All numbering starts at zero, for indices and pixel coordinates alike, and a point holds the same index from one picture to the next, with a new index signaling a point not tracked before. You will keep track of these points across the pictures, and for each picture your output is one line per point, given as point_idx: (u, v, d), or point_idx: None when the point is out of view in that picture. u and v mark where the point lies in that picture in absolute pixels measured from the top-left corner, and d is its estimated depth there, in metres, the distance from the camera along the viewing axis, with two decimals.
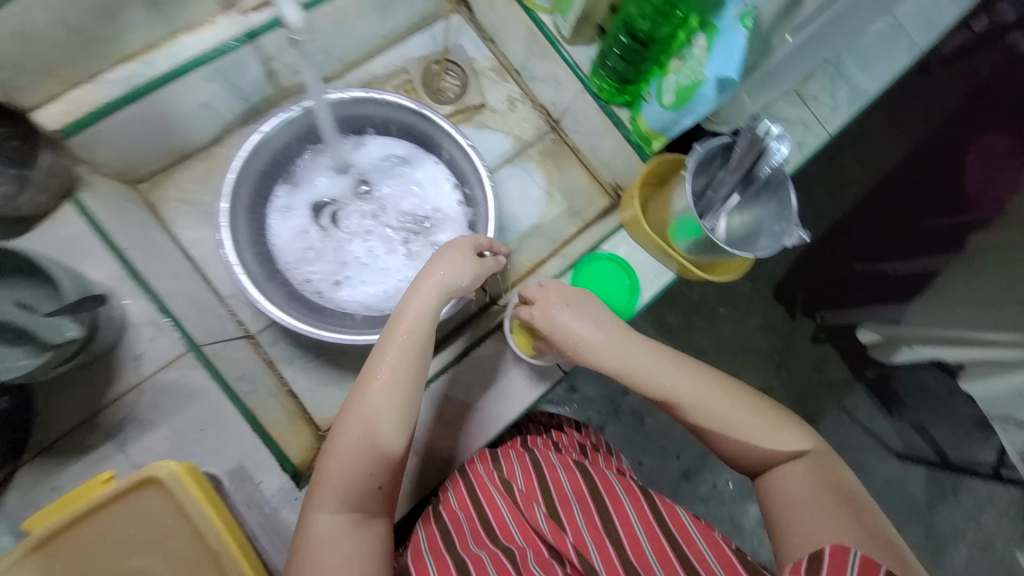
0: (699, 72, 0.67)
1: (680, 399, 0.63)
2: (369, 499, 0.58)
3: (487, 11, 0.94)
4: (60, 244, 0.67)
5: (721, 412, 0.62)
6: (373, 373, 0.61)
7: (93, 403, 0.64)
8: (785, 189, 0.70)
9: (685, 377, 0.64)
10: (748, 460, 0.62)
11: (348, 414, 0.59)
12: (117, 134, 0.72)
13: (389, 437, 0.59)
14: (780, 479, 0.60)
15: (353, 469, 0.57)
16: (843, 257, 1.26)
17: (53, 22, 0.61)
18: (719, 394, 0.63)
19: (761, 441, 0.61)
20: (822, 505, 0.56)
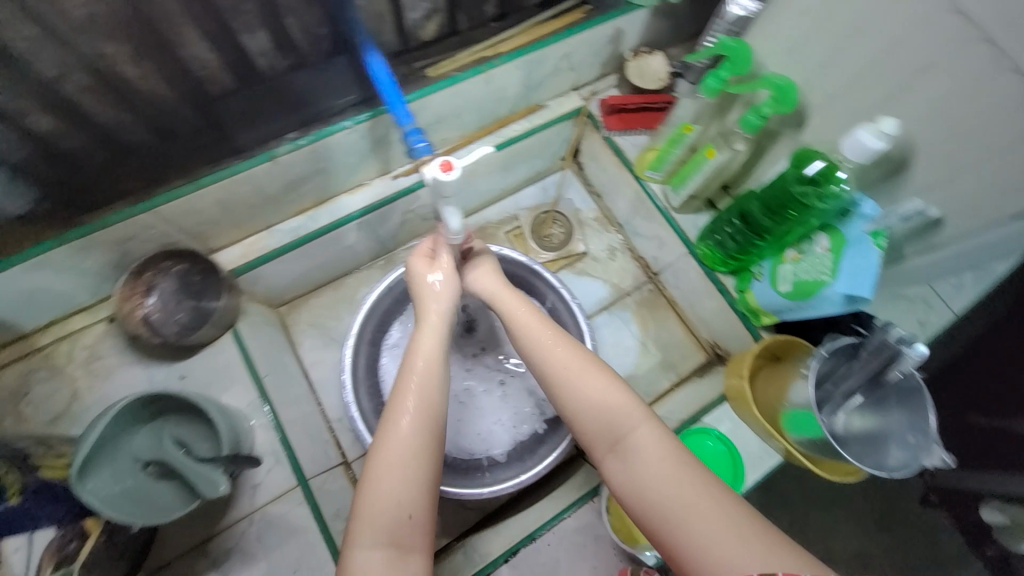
0: (824, 274, 0.66)
1: (536, 356, 0.58)
2: (405, 535, 0.49)
3: (598, 172, 1.03)
4: (216, 370, 0.77)
5: (568, 371, 0.55)
6: (404, 393, 0.54)
7: (207, 529, 0.69)
8: (921, 400, 0.64)
9: (530, 328, 0.60)
10: (593, 436, 0.53)
11: (381, 433, 0.52)
12: (276, 272, 0.85)
13: (421, 461, 0.51)
14: (629, 455, 0.51)
15: (388, 490, 0.49)
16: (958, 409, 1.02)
17: (254, 192, 0.73)
18: (556, 346, 0.57)
19: (603, 405, 0.53)
20: (679, 491, 0.47)
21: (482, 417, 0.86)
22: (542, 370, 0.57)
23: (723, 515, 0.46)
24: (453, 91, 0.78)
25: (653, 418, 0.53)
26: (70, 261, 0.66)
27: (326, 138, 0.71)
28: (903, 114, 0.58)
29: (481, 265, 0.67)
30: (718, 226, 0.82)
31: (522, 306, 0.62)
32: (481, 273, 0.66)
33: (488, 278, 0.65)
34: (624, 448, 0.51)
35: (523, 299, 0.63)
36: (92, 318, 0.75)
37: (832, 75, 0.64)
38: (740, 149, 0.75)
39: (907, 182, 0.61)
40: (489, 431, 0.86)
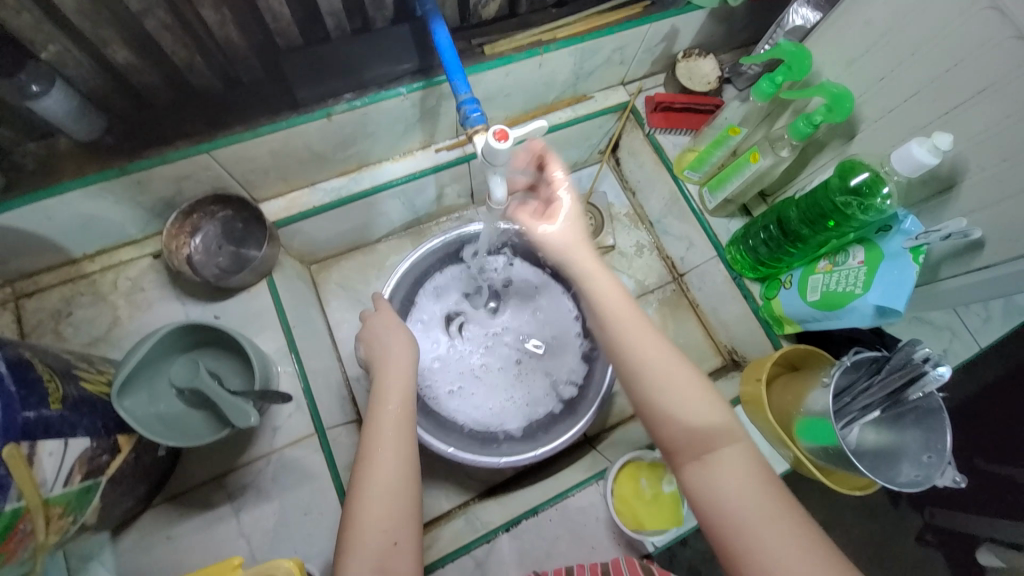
0: (854, 286, 0.66)
1: (624, 352, 0.55)
2: (392, 559, 0.51)
3: (635, 169, 1.04)
4: (248, 314, 0.79)
5: (666, 377, 0.53)
6: (382, 425, 0.58)
7: (225, 464, 0.71)
8: (940, 422, 0.64)
9: (626, 323, 0.56)
10: (680, 444, 0.52)
11: (362, 467, 0.55)
12: (313, 229, 0.87)
13: (401, 494, 0.54)
14: (716, 471, 0.50)
15: (377, 518, 0.52)
16: (964, 454, 1.13)
17: (304, 147, 0.76)
18: (649, 345, 0.55)
19: (694, 417, 0.52)
20: (768, 519, 0.47)
21: (498, 393, 0.88)
22: (628, 366, 0.55)
23: (801, 547, 0.45)
24: (506, 71, 0.79)
25: (743, 438, 0.52)
26: (127, 192, 0.68)
27: (380, 103, 0.73)
28: (957, 134, 0.58)
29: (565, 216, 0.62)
30: (752, 232, 0.83)
31: (613, 291, 0.58)
32: (565, 232, 0.61)
33: (579, 250, 0.60)
34: (710, 460, 0.50)
35: (612, 279, 0.59)
36: (140, 252, 0.78)
37: (888, 89, 0.64)
38: (784, 155, 0.75)
39: (954, 201, 0.62)
40: (504, 407, 0.87)
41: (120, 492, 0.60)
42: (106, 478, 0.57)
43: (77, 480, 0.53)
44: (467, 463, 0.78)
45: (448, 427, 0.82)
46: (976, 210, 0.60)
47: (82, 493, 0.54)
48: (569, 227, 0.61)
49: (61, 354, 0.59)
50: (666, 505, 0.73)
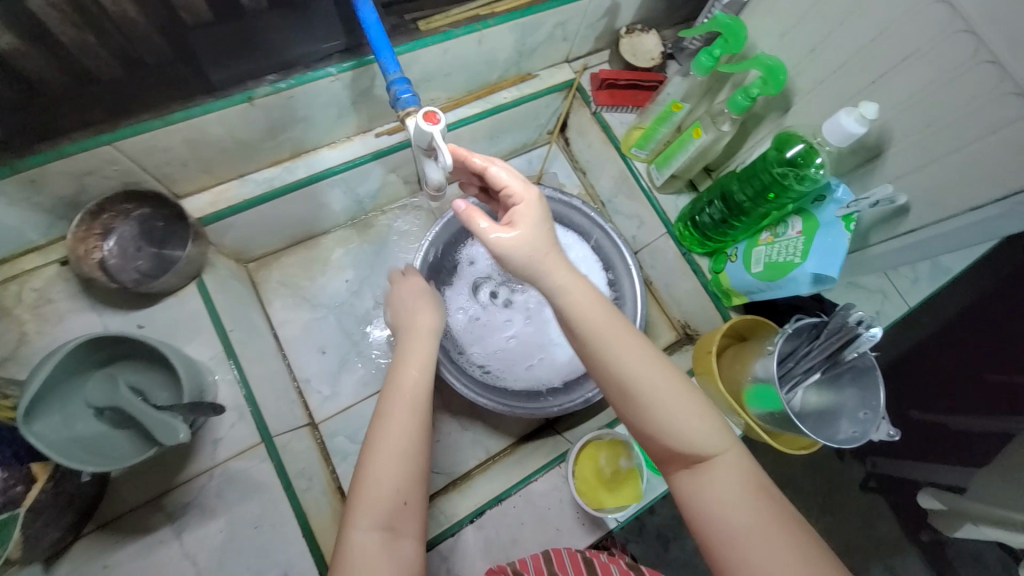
0: (794, 256, 0.68)
1: (615, 366, 0.53)
2: (400, 518, 0.51)
3: (584, 149, 1.03)
4: (178, 320, 0.73)
5: (653, 390, 0.52)
6: (404, 380, 0.58)
7: (164, 482, 0.66)
8: (874, 378, 0.68)
9: (609, 341, 0.53)
10: (671, 454, 0.52)
11: (380, 424, 0.55)
12: (246, 225, 0.81)
13: (415, 450, 0.54)
14: (706, 480, 0.50)
15: (384, 481, 0.51)
16: (903, 406, 1.22)
17: (225, 135, 0.69)
18: (634, 362, 0.53)
19: (688, 428, 0.51)
20: (757, 519, 0.47)
21: (539, 352, 0.87)
22: (622, 380, 0.53)
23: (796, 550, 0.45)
24: (444, 48, 0.76)
25: (733, 443, 0.52)
26: (20, 192, 0.61)
27: (308, 84, 0.68)
28: (883, 102, 0.60)
29: (525, 221, 0.55)
30: (698, 207, 0.84)
31: (594, 303, 0.55)
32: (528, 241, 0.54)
33: (548, 261, 0.55)
34: (700, 469, 0.51)
35: (588, 288, 0.56)
36: (44, 260, 0.69)
37: (820, 60, 0.65)
38: (725, 130, 0.76)
39: (880, 169, 0.64)
40: (547, 364, 0.87)
41: (43, 523, 0.54)
42: (24, 510, 0.51)
43: None
44: (510, 412, 0.80)
45: (485, 388, 0.82)
46: (900, 175, 0.62)
47: None
48: (536, 237, 0.55)
49: None
50: (627, 483, 0.74)
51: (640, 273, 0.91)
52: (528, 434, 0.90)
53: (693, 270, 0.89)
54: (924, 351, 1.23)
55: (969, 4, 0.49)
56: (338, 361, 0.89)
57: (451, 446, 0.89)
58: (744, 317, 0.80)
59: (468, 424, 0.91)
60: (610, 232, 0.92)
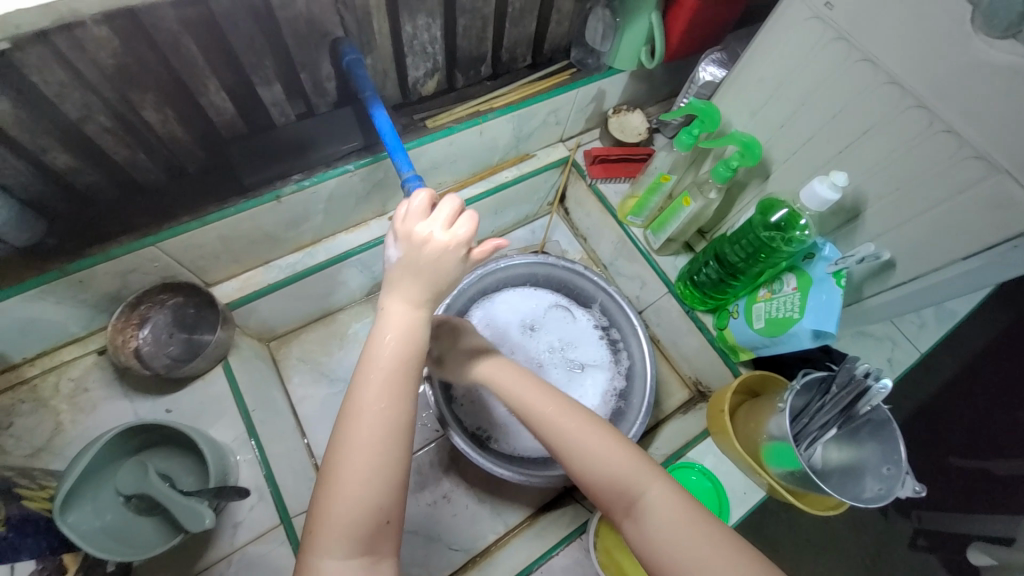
0: (793, 312, 0.71)
1: (544, 424, 0.59)
2: (380, 538, 0.46)
3: (583, 217, 1.10)
4: (205, 404, 0.76)
5: (573, 436, 0.58)
6: (376, 381, 0.48)
7: (182, 572, 0.66)
8: (891, 432, 0.67)
9: (533, 400, 0.61)
10: (607, 502, 0.55)
11: (350, 426, 0.47)
12: (270, 306, 0.86)
13: (391, 460, 0.46)
14: (644, 517, 0.52)
15: (356, 497, 0.45)
16: (942, 449, 1.17)
17: (255, 228, 0.76)
18: (562, 416, 0.59)
19: (612, 471, 0.55)
20: (710, 540, 0.49)
21: None
22: (552, 434, 0.59)
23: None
24: (449, 141, 0.84)
25: (663, 480, 0.55)
26: (70, 292, 0.67)
27: (329, 181, 0.76)
28: (854, 168, 0.65)
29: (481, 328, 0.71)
30: (696, 267, 0.88)
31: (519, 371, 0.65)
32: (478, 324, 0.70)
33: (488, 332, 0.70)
34: (636, 512, 0.53)
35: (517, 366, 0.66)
36: (84, 349, 0.74)
37: (791, 133, 0.71)
38: (713, 197, 0.82)
39: (862, 228, 0.68)
40: None
41: None
42: None
43: None
44: (522, 482, 0.78)
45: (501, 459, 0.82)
46: (881, 233, 0.66)
47: None
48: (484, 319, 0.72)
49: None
50: None
51: (647, 332, 0.92)
52: (545, 502, 0.89)
53: (698, 327, 0.91)
54: (948, 393, 1.20)
55: (916, 85, 0.55)
56: None
57: (468, 520, 0.87)
58: (754, 373, 0.81)
59: (485, 496, 0.89)
60: (615, 293, 0.94)
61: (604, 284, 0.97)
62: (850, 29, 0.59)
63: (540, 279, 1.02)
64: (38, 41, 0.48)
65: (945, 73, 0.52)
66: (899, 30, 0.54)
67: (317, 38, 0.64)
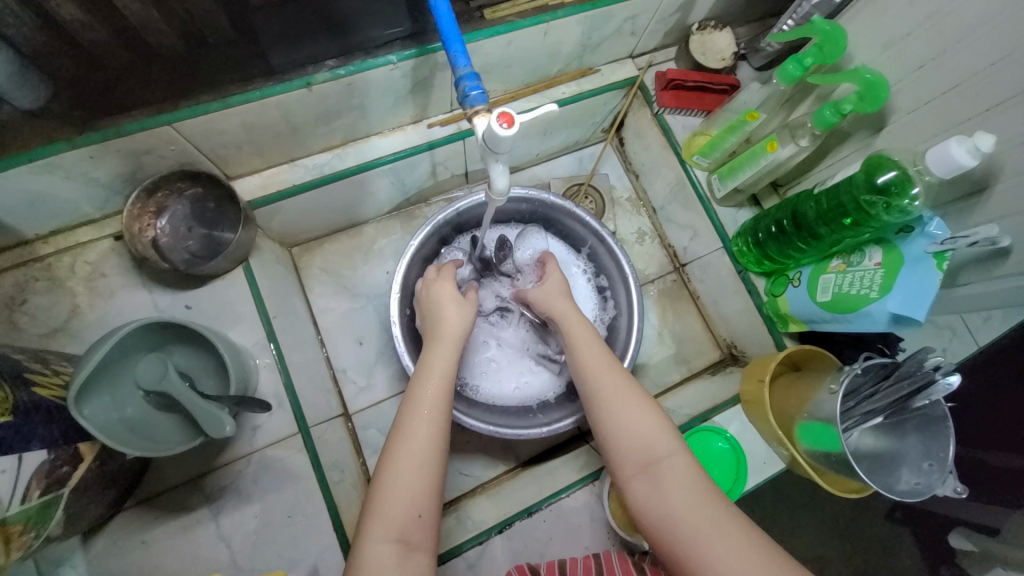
0: (871, 290, 0.63)
1: (590, 378, 0.63)
2: (415, 531, 0.52)
3: (640, 150, 0.98)
4: (222, 304, 0.72)
5: (611, 391, 0.61)
6: (419, 404, 0.58)
7: (203, 465, 0.67)
8: (944, 428, 0.63)
9: (587, 349, 0.65)
10: (626, 458, 0.57)
11: (394, 441, 0.56)
12: (294, 210, 0.80)
13: (429, 465, 0.54)
14: (660, 479, 0.54)
15: (406, 490, 0.52)
16: None
17: (281, 119, 0.67)
18: (605, 372, 0.62)
19: (642, 432, 0.57)
20: (713, 513, 0.51)
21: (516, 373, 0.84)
22: (594, 391, 0.62)
23: (761, 558, 0.47)
24: (507, 40, 0.71)
25: (684, 448, 0.57)
26: (81, 168, 0.60)
27: (367, 72, 0.65)
28: (998, 133, 0.54)
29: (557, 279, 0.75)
30: (762, 225, 0.80)
31: (585, 334, 0.67)
32: (549, 288, 0.73)
33: (558, 296, 0.72)
34: (656, 471, 0.55)
35: (581, 317, 0.70)
36: (98, 233, 0.69)
37: (929, 78, 0.59)
38: (804, 145, 0.70)
39: (984, 205, 0.58)
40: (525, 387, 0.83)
41: (88, 500, 0.55)
42: (69, 490, 0.52)
43: (37, 494, 0.48)
44: (494, 434, 0.76)
45: (472, 406, 0.79)
46: (1006, 215, 0.56)
47: (43, 506, 0.49)
48: (552, 287, 0.73)
49: (9, 354, 0.51)
50: None
51: (641, 293, 0.84)
52: (557, 443, 0.90)
53: (748, 291, 0.84)
54: None
55: None
56: (374, 352, 0.89)
57: (479, 448, 0.88)
58: (800, 347, 0.75)
59: None
60: (610, 238, 0.84)
61: (601, 230, 0.86)
62: None
63: (529, 217, 0.91)
64: None
65: None
66: None
67: None
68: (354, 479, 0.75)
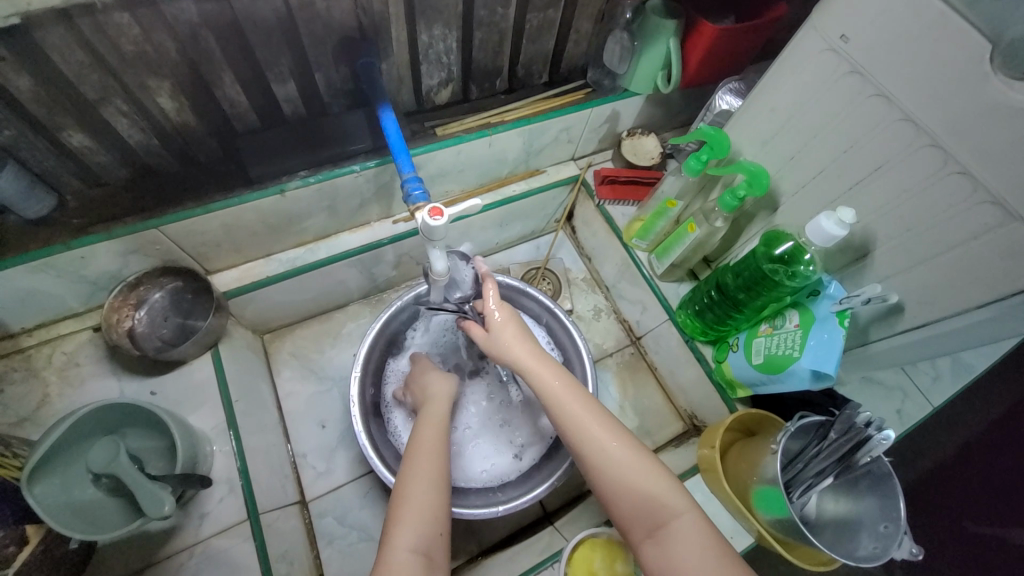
0: (794, 350, 0.68)
1: (581, 436, 0.59)
2: (436, 550, 0.54)
3: (589, 237, 1.08)
4: (187, 389, 0.75)
5: (615, 451, 0.58)
6: (426, 441, 0.63)
7: (145, 558, 0.65)
8: (891, 485, 0.63)
9: (572, 403, 0.61)
10: (633, 520, 0.56)
11: (407, 474, 0.59)
12: (266, 299, 0.87)
13: (438, 498, 0.58)
14: (668, 541, 0.54)
15: (420, 515, 0.55)
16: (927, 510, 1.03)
17: (258, 220, 0.77)
18: (596, 429, 0.59)
19: (647, 493, 0.56)
20: (720, 566, 0.51)
21: (482, 457, 0.84)
22: (586, 448, 0.59)
23: None
24: (457, 149, 0.84)
25: (695, 506, 0.56)
26: (72, 267, 0.68)
27: (335, 178, 0.77)
28: (867, 206, 0.63)
29: (501, 316, 0.67)
30: (698, 296, 0.86)
31: (564, 385, 0.62)
32: (506, 335, 0.66)
33: (514, 344, 0.65)
34: (664, 533, 0.55)
35: (558, 366, 0.64)
36: (79, 325, 0.75)
37: (801, 166, 0.69)
38: (718, 226, 0.80)
39: (871, 268, 0.66)
40: (490, 470, 0.83)
41: None
42: (12, 574, 0.50)
43: None
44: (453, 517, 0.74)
45: None
46: (891, 275, 0.64)
47: None
48: (506, 331, 0.66)
49: None
50: None
51: (594, 363, 0.88)
52: (522, 526, 0.88)
53: (696, 358, 0.88)
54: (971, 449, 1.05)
55: (931, 124, 0.53)
56: (337, 435, 0.90)
57: None
58: (748, 410, 0.77)
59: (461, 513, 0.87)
60: (561, 315, 0.91)
61: (552, 308, 0.93)
62: (864, 63, 0.57)
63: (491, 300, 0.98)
64: (58, 21, 0.50)
65: (962, 114, 0.50)
66: (917, 65, 0.52)
67: (337, 43, 0.66)
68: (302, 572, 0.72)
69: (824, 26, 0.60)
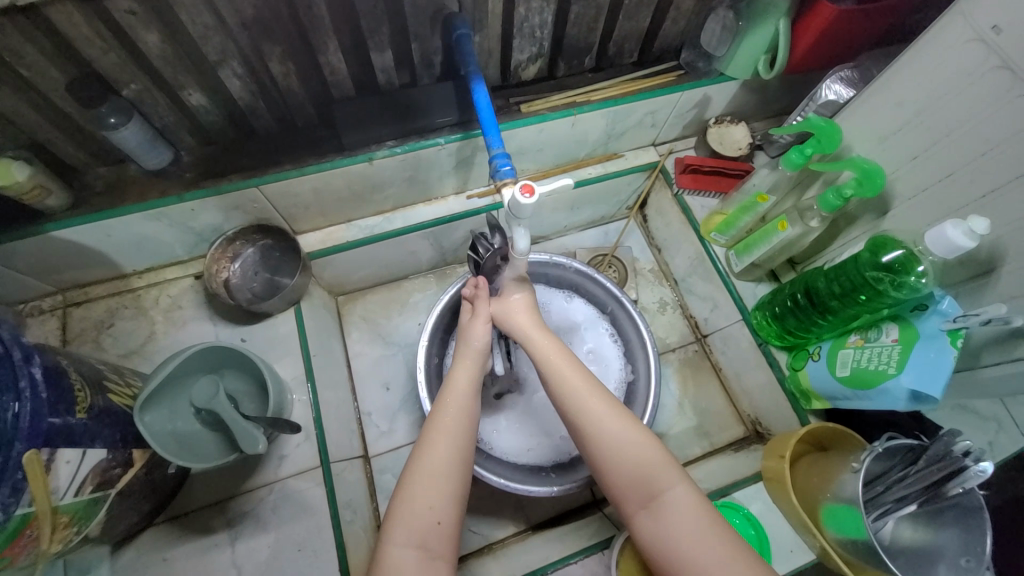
0: (889, 366, 0.63)
1: (577, 410, 0.59)
2: (434, 539, 0.54)
3: (662, 227, 1.05)
4: (272, 340, 0.81)
5: (606, 422, 0.58)
6: (438, 416, 0.61)
7: (230, 488, 0.72)
8: (982, 520, 0.58)
9: (567, 374, 0.61)
10: (627, 492, 0.55)
11: (414, 454, 0.58)
12: (345, 263, 0.91)
13: (445, 475, 0.57)
14: (662, 513, 0.53)
15: (423, 498, 0.55)
16: None
17: (345, 186, 0.80)
18: (591, 398, 0.59)
19: (638, 462, 0.55)
20: (716, 548, 0.50)
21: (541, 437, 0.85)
22: (581, 421, 0.59)
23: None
24: (539, 127, 0.83)
25: (688, 479, 0.55)
26: (182, 217, 0.73)
27: (420, 150, 0.78)
28: (1001, 217, 0.57)
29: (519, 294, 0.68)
30: (779, 299, 0.82)
31: (562, 356, 0.63)
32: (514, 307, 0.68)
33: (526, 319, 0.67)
34: (659, 505, 0.54)
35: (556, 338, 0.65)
36: (183, 272, 0.82)
37: (924, 168, 0.63)
38: (813, 226, 0.74)
39: (995, 285, 0.60)
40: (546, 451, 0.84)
41: (126, 507, 0.61)
42: (115, 491, 0.58)
43: (89, 490, 0.53)
44: (510, 490, 0.76)
45: (489, 456, 0.80)
46: (1016, 296, 0.58)
47: (90, 502, 0.54)
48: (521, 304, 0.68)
49: (96, 364, 0.61)
50: None
51: (659, 355, 0.86)
52: (570, 508, 0.89)
53: (768, 364, 0.83)
54: None
55: None
56: (400, 399, 0.94)
57: (491, 506, 0.87)
58: (821, 424, 0.73)
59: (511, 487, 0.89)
60: (629, 304, 0.89)
61: (620, 297, 0.91)
62: (1017, 58, 0.51)
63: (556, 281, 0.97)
64: None
65: None
66: None
67: (436, 14, 0.66)
68: (365, 522, 0.77)
69: (977, 11, 0.53)
